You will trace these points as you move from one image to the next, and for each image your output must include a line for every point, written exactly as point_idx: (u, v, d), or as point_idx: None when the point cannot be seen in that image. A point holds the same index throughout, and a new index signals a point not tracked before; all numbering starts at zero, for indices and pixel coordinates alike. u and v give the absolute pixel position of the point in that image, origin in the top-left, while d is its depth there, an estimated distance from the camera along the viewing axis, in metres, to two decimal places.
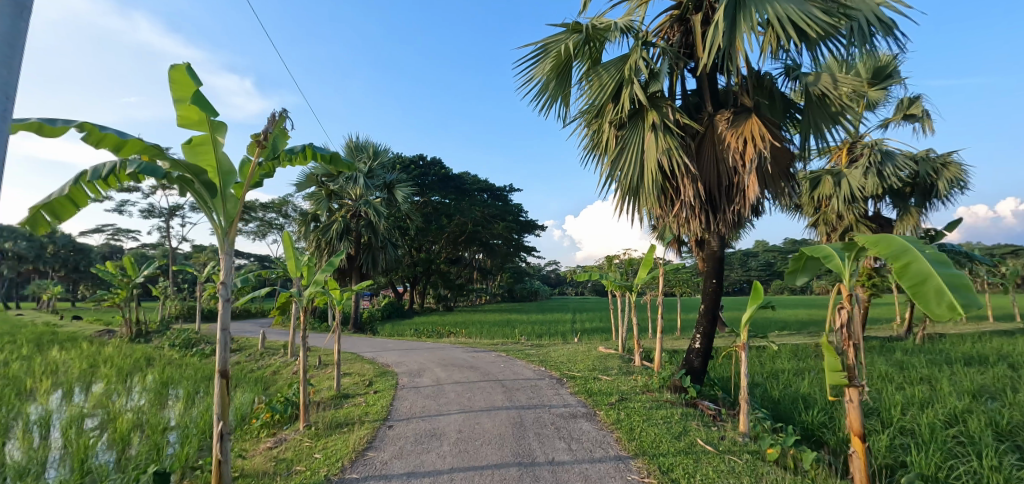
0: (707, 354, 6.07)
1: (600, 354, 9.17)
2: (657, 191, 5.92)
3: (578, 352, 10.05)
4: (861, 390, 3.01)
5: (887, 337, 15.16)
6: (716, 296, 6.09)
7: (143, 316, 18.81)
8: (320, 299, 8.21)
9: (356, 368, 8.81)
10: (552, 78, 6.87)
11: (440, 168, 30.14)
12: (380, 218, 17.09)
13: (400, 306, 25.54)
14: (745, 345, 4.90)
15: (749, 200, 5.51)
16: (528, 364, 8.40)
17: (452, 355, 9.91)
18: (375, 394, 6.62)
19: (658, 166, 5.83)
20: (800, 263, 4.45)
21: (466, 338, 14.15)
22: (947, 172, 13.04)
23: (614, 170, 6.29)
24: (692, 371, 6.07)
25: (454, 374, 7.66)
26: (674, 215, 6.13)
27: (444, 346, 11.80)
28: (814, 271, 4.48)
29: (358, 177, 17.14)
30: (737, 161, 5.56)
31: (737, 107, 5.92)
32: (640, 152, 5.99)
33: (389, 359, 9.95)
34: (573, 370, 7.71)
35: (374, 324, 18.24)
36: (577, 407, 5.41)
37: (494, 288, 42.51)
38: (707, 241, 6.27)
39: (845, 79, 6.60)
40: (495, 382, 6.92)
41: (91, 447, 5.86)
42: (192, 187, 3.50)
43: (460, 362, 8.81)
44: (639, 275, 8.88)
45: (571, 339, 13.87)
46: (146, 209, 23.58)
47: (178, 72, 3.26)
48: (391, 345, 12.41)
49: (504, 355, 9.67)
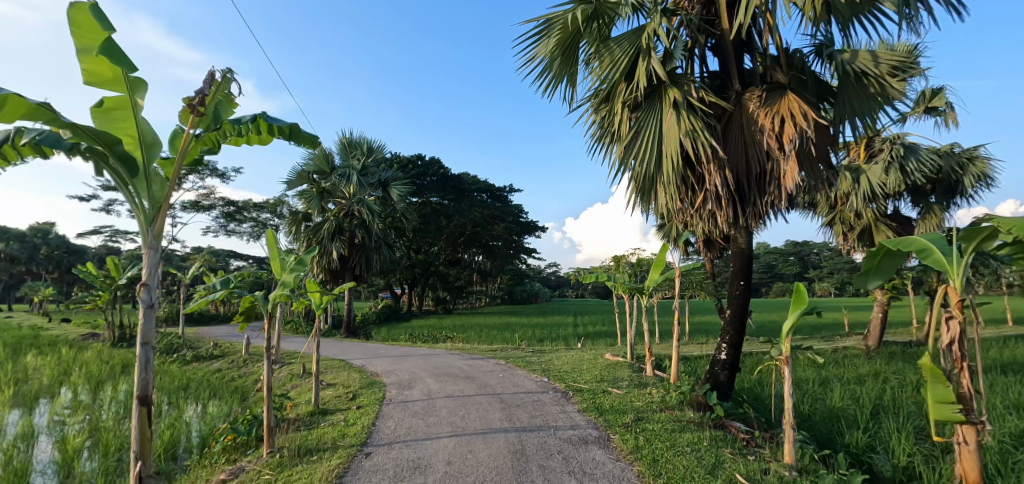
0: (735, 366, 5.32)
1: (608, 363, 8.41)
2: (677, 178, 5.18)
3: (583, 359, 9.30)
4: (980, 428, 2.94)
5: (907, 342, 14.38)
6: (744, 299, 5.33)
7: (128, 320, 18.04)
8: (301, 304, 7.43)
9: (341, 379, 8.06)
10: (557, 56, 6.14)
11: (439, 168, 29.45)
12: (374, 217, 16.35)
13: (397, 309, 24.76)
14: (787, 358, 4.12)
15: (786, 188, 4.78)
16: (530, 374, 7.66)
17: (447, 364, 9.16)
18: (357, 410, 5.87)
19: (680, 151, 5.09)
20: (874, 262, 3.74)
21: (464, 343, 13.39)
22: (973, 167, 12.32)
23: (627, 156, 5.55)
24: (717, 386, 5.31)
25: (447, 386, 6.91)
26: (696, 206, 5.39)
27: (440, 352, 11.07)
28: (889, 274, 3.79)
29: (352, 175, 16.39)
30: (772, 144, 4.83)
31: (768, 84, 5.20)
32: (659, 135, 5.25)
33: (379, 367, 9.22)
34: (581, 382, 6.94)
35: (368, 328, 17.46)
36: (587, 430, 4.66)
37: (494, 289, 41.82)
38: (733, 237, 5.52)
39: (887, 56, 5.93)
40: (494, 396, 6.17)
41: (26, 475, 5.11)
42: (107, 162, 2.81)
43: (455, 372, 8.07)
44: (651, 277, 8.13)
45: (575, 344, 13.16)
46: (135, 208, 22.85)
47: (80, 13, 2.55)
48: (383, 351, 11.68)
49: (503, 364, 8.91)
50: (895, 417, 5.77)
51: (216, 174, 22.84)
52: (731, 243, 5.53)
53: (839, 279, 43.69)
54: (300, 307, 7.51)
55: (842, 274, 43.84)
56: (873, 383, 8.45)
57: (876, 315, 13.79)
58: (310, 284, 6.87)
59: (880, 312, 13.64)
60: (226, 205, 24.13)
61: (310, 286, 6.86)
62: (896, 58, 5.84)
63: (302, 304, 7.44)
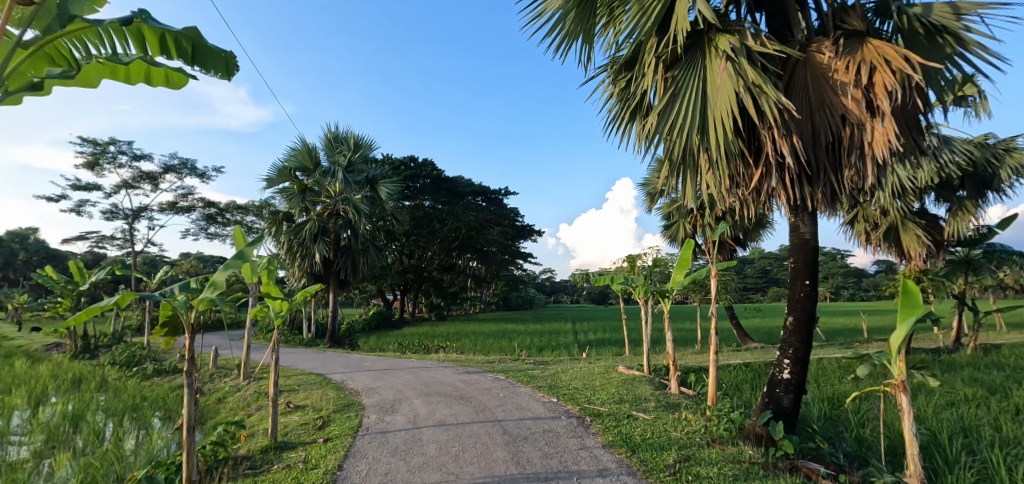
0: (801, 388, 4.20)
1: (625, 378, 7.28)
2: (730, 146, 4.10)
3: (594, 373, 8.15)
4: None
5: (934, 349, 13.40)
6: (811, 301, 4.27)
7: (94, 329, 16.64)
8: (260, 312, 6.16)
9: (312, 400, 6.85)
10: (572, 7, 5.02)
11: (432, 169, 28.32)
12: (360, 217, 15.12)
13: (387, 316, 23.53)
14: (905, 384, 3.02)
15: (878, 156, 3.74)
16: (535, 393, 6.52)
17: (438, 379, 7.98)
18: (324, 445, 4.71)
19: (735, 113, 4.02)
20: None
21: (458, 354, 12.20)
22: (1010, 159, 11.44)
23: (660, 121, 4.48)
24: (779, 413, 4.18)
25: (437, 410, 5.73)
26: (752, 184, 4.31)
27: (432, 365, 9.90)
28: None
29: (337, 172, 15.23)
30: (855, 102, 3.81)
31: (842, 29, 4.15)
32: (706, 96, 4.19)
33: (361, 383, 8.05)
34: (598, 404, 5.78)
35: (355, 337, 16.22)
36: (621, 477, 3.53)
37: (489, 296, 40.69)
38: (795, 225, 4.44)
39: (972, 6, 4.80)
40: (493, 424, 5.01)
41: None
42: None
43: (446, 390, 6.90)
44: (675, 279, 6.99)
45: (578, 354, 12.01)
46: (108, 210, 21.47)
47: None
48: (367, 363, 10.48)
49: (503, 380, 7.73)
50: (989, 450, 4.79)
51: (195, 173, 21.60)
52: (791, 232, 4.48)
53: (834, 283, 43.06)
54: (260, 314, 6.23)
55: (839, 278, 43.27)
56: (926, 399, 7.38)
57: None
58: (267, 289, 5.63)
59: None
60: (207, 206, 22.88)
61: (265, 293, 5.63)
62: (984, 7, 4.72)
63: (261, 313, 6.11)
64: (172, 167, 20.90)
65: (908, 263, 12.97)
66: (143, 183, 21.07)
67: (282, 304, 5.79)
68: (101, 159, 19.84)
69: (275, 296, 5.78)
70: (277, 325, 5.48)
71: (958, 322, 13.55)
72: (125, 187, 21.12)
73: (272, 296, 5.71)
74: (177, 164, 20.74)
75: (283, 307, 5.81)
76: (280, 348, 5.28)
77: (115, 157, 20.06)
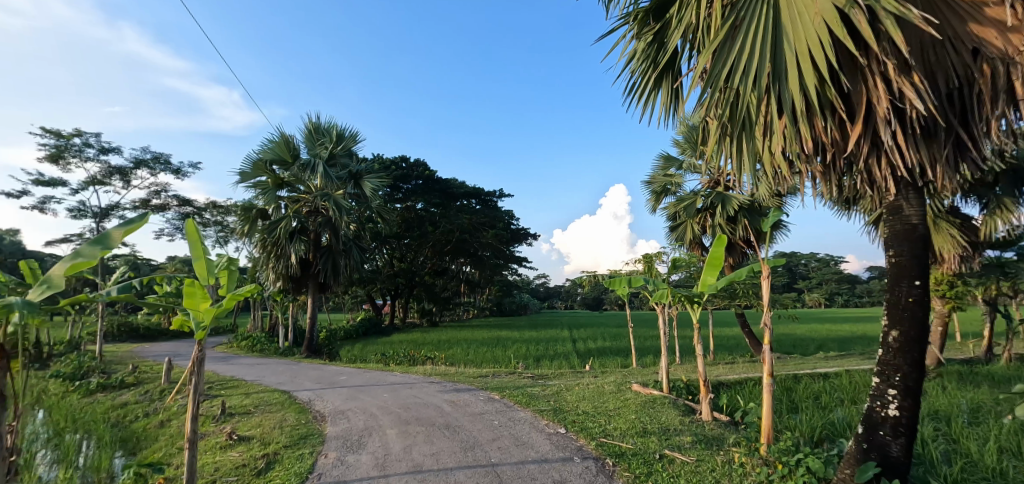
0: (915, 429, 3.06)
1: (644, 399, 6.09)
2: (817, 88, 2.96)
3: (605, 391, 6.94)
4: None
5: (966, 359, 12.33)
6: (923, 309, 3.11)
7: (50, 336, 15.20)
8: (182, 324, 4.49)
9: (262, 429, 5.57)
10: None
11: (424, 169, 27.07)
12: (342, 215, 13.84)
13: (375, 323, 22.22)
14: None
15: None
16: (537, 420, 5.33)
17: (421, 399, 6.75)
18: None
19: (830, 41, 2.89)
20: None
21: (447, 366, 10.96)
22: None
23: (715, 63, 3.33)
24: (886, 467, 3.04)
25: (415, 446, 4.52)
26: (845, 146, 3.17)
27: (417, 380, 8.65)
28: None
29: (317, 165, 13.96)
30: (1009, 23, 2.68)
31: None
32: (784, 21, 3.06)
33: (331, 404, 6.83)
34: (618, 438, 4.55)
35: (336, 346, 14.91)
36: None
37: (482, 301, 39.43)
38: (898, 204, 3.27)
39: None
40: (485, 471, 3.82)
41: None
42: None
43: (428, 415, 5.64)
44: (705, 280, 5.82)
45: (582, 367, 10.81)
46: (74, 208, 20.05)
47: None
48: (343, 378, 9.19)
49: (498, 400, 6.50)
50: None
51: (169, 169, 20.21)
52: (887, 214, 3.34)
53: (828, 290, 42.74)
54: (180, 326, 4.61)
55: (833, 286, 43.06)
56: (998, 424, 6.23)
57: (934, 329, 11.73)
58: (190, 288, 3.87)
59: (939, 326, 11.60)
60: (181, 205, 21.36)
61: (186, 292, 3.86)
62: None
63: (183, 323, 4.43)
64: (144, 162, 19.50)
65: (939, 265, 11.90)
66: (112, 178, 19.63)
67: (207, 313, 4.04)
68: (66, 152, 18.44)
69: (199, 302, 3.98)
70: (196, 339, 3.81)
71: (990, 330, 12.55)
72: (93, 184, 19.70)
73: (195, 300, 3.93)
74: (149, 159, 19.34)
75: (207, 317, 4.06)
76: (198, 368, 3.73)
77: (81, 149, 18.69)
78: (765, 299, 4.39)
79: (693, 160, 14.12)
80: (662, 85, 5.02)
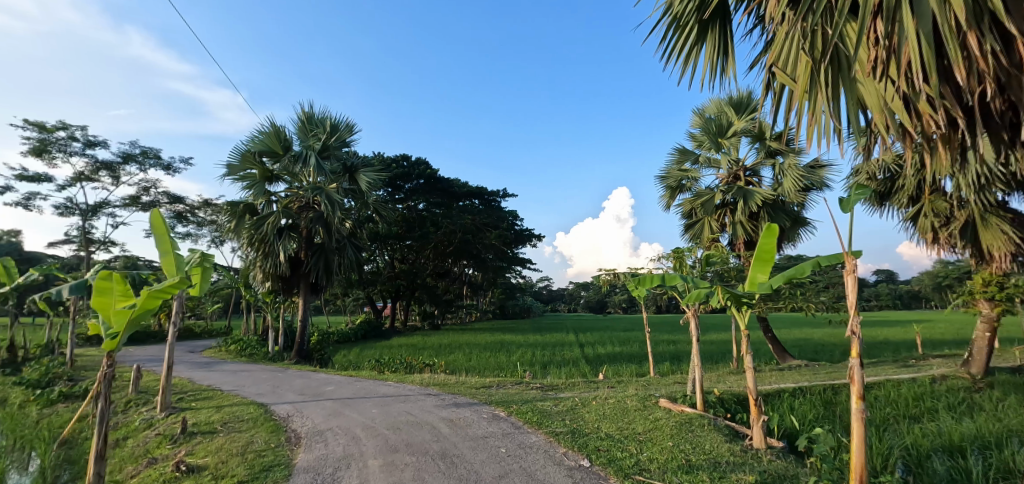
0: None
1: (678, 419, 5.15)
2: None
3: (629, 407, 5.98)
4: None
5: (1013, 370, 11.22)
6: None
7: (27, 339, 14.29)
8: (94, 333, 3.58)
9: (221, 456, 4.62)
10: None
11: (425, 168, 26.11)
12: (334, 211, 12.86)
13: (373, 326, 21.30)
14: None
15: None
16: (552, 448, 4.36)
17: (412, 416, 5.78)
18: None
19: None
20: None
21: (447, 375, 9.97)
22: None
23: None
24: None
25: None
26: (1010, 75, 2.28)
27: (412, 391, 7.70)
28: None
29: (310, 157, 13.07)
30: None
31: None
32: None
33: (310, 421, 5.91)
34: (659, 476, 3.59)
35: (328, 351, 13.99)
36: None
37: (485, 304, 38.40)
38: None
39: None
40: None
41: None
42: None
43: (420, 440, 4.67)
44: (754, 278, 4.87)
45: (594, 376, 9.80)
46: (60, 204, 19.24)
47: None
48: (330, 388, 8.24)
49: (504, 419, 5.53)
50: None
51: (159, 164, 19.37)
52: None
53: None
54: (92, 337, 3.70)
55: None
56: None
57: (979, 335, 10.50)
58: (103, 279, 3.10)
59: (985, 332, 10.22)
60: (172, 202, 20.45)
61: (100, 281, 3.10)
62: None
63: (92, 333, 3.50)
64: (132, 157, 18.67)
65: (986, 265, 10.30)
66: (99, 174, 18.82)
67: (121, 318, 3.20)
68: (50, 146, 17.60)
69: (115, 297, 3.20)
70: (103, 349, 2.96)
71: None
72: (80, 180, 18.90)
73: (109, 291, 3.17)
74: (137, 153, 18.50)
75: (121, 324, 3.23)
76: (105, 389, 2.90)
77: (67, 143, 17.91)
78: (852, 302, 3.38)
79: (711, 152, 13.01)
80: (709, 35, 4.10)
